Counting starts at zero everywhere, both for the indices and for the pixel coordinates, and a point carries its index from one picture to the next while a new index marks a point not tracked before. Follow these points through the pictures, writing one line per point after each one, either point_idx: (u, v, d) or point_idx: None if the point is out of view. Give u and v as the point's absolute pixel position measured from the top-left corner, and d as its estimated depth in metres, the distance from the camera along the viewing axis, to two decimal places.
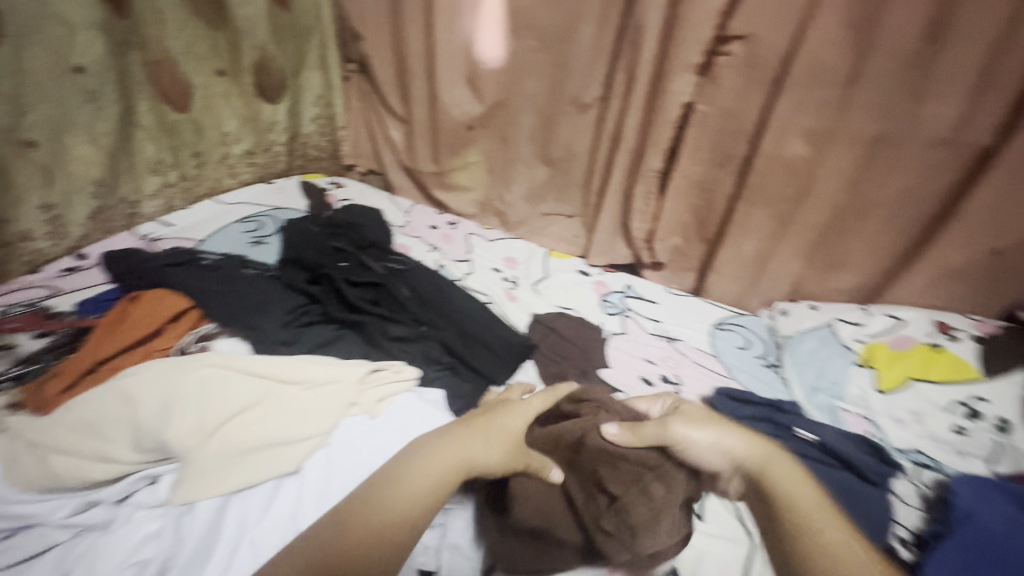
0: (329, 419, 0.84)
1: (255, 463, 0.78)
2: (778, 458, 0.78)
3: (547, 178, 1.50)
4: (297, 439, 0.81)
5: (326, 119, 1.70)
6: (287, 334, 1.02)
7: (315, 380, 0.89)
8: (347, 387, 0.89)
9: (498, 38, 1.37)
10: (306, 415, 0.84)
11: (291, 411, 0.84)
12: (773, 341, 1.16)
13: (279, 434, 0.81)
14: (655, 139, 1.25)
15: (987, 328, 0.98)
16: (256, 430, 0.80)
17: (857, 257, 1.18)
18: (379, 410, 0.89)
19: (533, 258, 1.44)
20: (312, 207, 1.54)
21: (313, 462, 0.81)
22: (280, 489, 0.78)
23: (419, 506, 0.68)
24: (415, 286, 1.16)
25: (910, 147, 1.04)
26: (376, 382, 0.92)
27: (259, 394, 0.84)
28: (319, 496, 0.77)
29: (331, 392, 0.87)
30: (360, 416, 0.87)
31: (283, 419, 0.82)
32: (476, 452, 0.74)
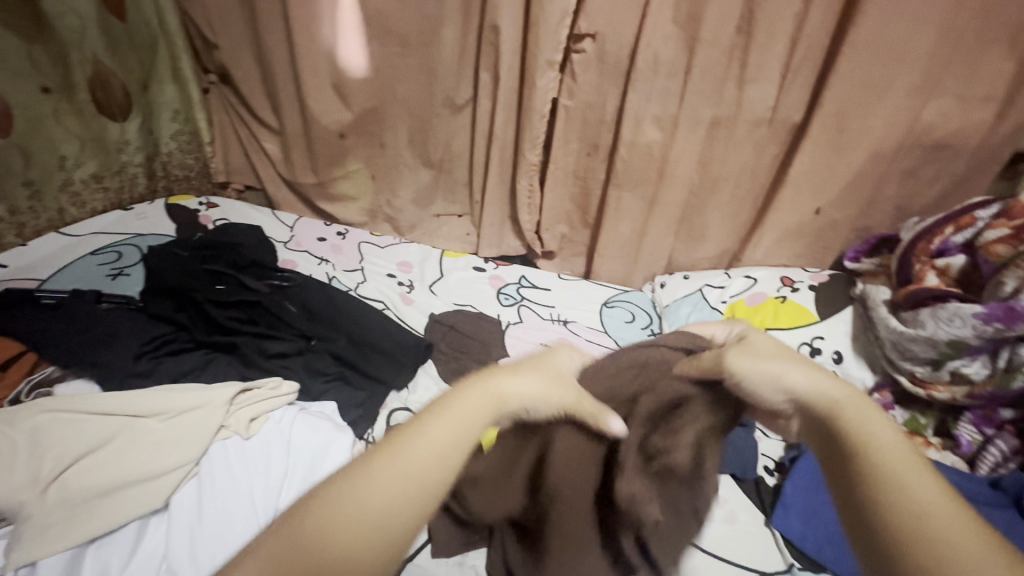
0: (198, 446, 0.76)
1: (113, 505, 0.70)
2: (862, 399, 0.47)
3: (431, 179, 1.41)
4: (160, 473, 0.73)
5: (188, 135, 1.52)
6: (142, 366, 0.87)
7: (176, 408, 0.79)
8: (212, 410, 0.80)
9: (354, 43, 1.23)
10: (167, 446, 0.75)
11: (149, 444, 0.75)
12: (655, 312, 1.28)
13: (139, 470, 0.72)
14: (527, 134, 1.21)
15: (821, 278, 1.19)
16: (107, 472, 0.71)
17: (718, 229, 1.28)
18: (252, 430, 0.82)
19: (427, 260, 1.38)
20: (182, 229, 1.38)
21: (182, 495, 0.73)
22: (146, 530, 0.70)
23: (458, 466, 0.44)
24: (305, 301, 1.04)
25: (740, 128, 1.12)
26: (247, 402, 0.84)
27: (110, 430, 0.75)
28: (192, 531, 0.70)
29: (195, 417, 0.79)
30: (231, 439, 0.80)
31: (138, 455, 0.73)
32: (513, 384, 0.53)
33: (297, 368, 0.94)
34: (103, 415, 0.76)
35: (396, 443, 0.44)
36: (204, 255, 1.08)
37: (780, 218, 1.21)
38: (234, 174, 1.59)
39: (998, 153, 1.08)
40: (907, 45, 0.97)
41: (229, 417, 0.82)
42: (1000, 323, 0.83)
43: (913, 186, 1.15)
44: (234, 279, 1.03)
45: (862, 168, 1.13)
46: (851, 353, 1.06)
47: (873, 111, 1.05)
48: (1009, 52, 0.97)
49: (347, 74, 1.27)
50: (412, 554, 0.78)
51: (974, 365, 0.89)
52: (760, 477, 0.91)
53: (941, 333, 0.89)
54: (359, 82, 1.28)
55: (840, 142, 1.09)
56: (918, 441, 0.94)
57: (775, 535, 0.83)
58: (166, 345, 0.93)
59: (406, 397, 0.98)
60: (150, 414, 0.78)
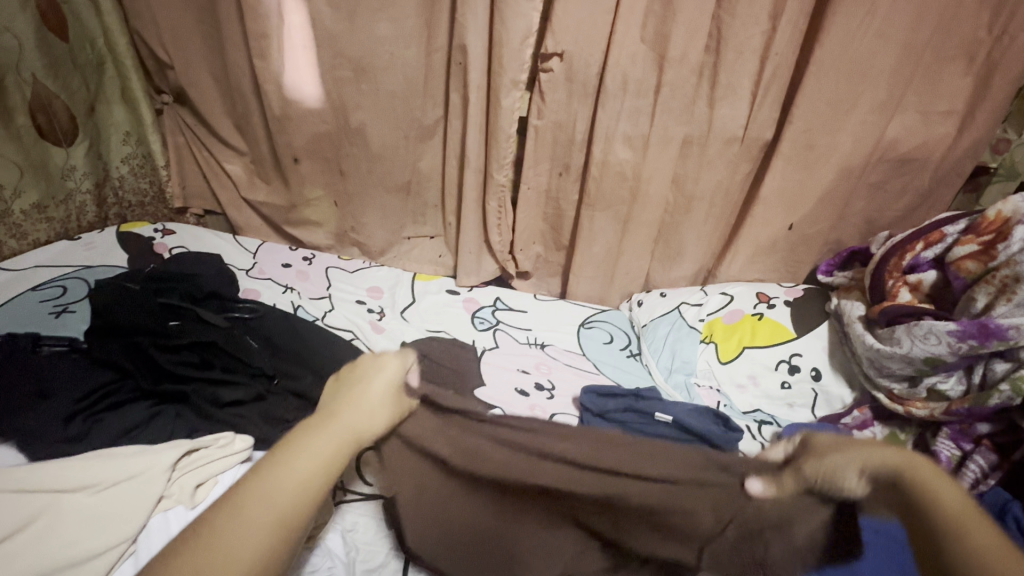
0: (132, 522, 0.68)
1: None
2: (920, 461, 0.61)
3: (399, 202, 1.36)
4: (90, 556, 0.64)
5: (141, 159, 1.44)
6: (75, 429, 0.79)
7: (109, 477, 0.71)
8: (149, 479, 0.71)
9: (309, 62, 1.17)
10: (98, 525, 0.67)
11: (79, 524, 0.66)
12: (633, 331, 1.26)
13: (66, 556, 0.64)
14: (497, 156, 1.17)
15: (796, 293, 1.18)
16: (25, 560, 0.63)
17: (694, 246, 1.27)
18: (198, 498, 0.73)
19: (399, 285, 1.33)
20: (135, 260, 1.30)
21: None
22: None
23: (313, 493, 0.55)
24: (266, 335, 0.99)
25: (712, 146, 1.11)
26: (191, 467, 0.75)
27: (30, 512, 0.66)
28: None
29: (129, 489, 0.70)
30: (173, 510, 0.72)
31: (65, 537, 0.65)
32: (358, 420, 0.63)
33: (255, 415, 0.87)
34: (23, 493, 0.67)
35: (258, 487, 0.52)
36: (156, 288, 1.00)
37: (755, 234, 1.21)
38: (192, 198, 1.51)
39: (960, 167, 1.10)
40: (871, 63, 0.98)
41: (171, 485, 0.73)
42: (975, 340, 0.83)
43: (882, 200, 1.16)
44: (192, 313, 0.96)
45: (832, 184, 1.12)
46: (830, 370, 1.06)
47: (842, 128, 1.05)
48: (965, 70, 0.99)
49: (306, 94, 1.22)
50: None
51: (950, 381, 0.89)
52: None
53: (917, 350, 0.88)
54: (319, 103, 1.23)
55: (811, 157, 1.09)
56: None
57: None
58: (107, 397, 0.85)
59: None
60: (79, 486, 0.69)
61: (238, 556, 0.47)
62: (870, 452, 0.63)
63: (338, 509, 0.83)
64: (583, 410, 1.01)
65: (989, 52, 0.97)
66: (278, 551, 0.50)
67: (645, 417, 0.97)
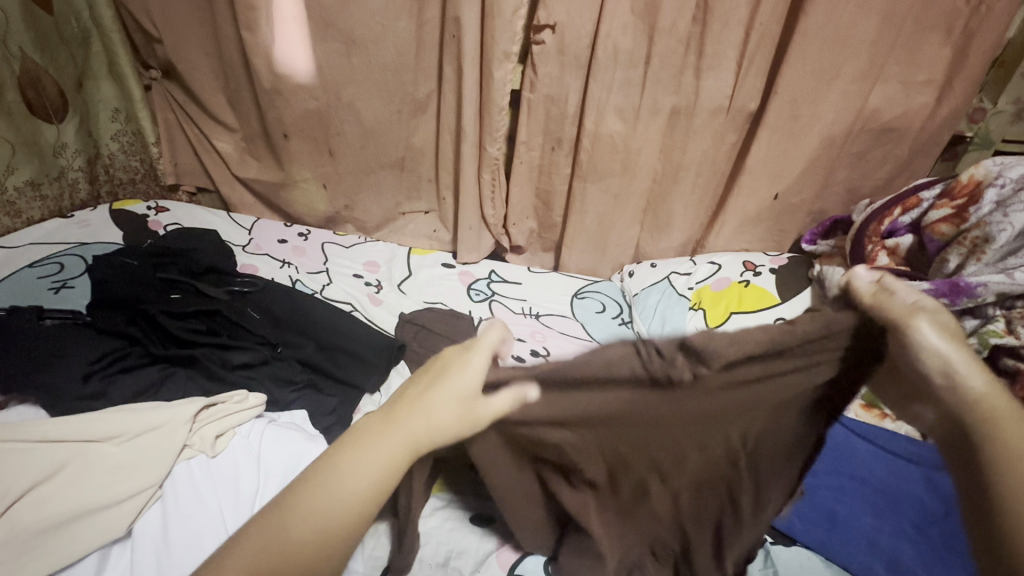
0: (160, 468, 0.70)
1: (72, 536, 0.63)
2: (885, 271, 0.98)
3: (393, 177, 1.38)
4: (121, 498, 0.67)
5: (132, 135, 1.43)
6: (91, 387, 0.81)
7: (134, 429, 0.73)
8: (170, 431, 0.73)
9: (302, 37, 1.17)
10: (128, 472, 0.69)
11: (107, 471, 0.69)
12: (624, 301, 1.30)
13: (97, 499, 0.66)
14: (491, 129, 1.19)
15: (780, 261, 1.22)
16: (59, 505, 0.65)
17: (681, 215, 1.30)
18: (218, 448, 0.75)
19: (395, 259, 1.35)
20: (131, 237, 1.30)
21: (146, 522, 0.67)
22: (107, 562, 0.64)
23: (378, 490, 0.52)
24: (267, 306, 1.01)
25: (699, 116, 1.13)
26: (211, 419, 0.77)
27: (58, 459, 0.68)
28: (161, 557, 0.64)
29: (155, 439, 0.73)
30: (196, 459, 0.74)
31: (98, 481, 0.68)
32: (423, 426, 0.55)
33: (262, 377, 0.91)
34: (48, 445, 0.69)
35: (347, 460, 0.52)
36: (156, 264, 1.02)
37: (739, 202, 1.24)
38: (184, 175, 1.50)
39: (939, 136, 1.14)
40: (852, 33, 1.01)
41: (193, 435, 0.76)
42: (947, 298, 0.86)
43: (863, 169, 1.19)
44: (193, 288, 0.99)
45: (814, 152, 1.16)
46: None
47: (824, 98, 1.08)
48: (943, 41, 1.02)
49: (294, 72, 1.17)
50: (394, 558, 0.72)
51: None
52: None
53: None
54: (309, 78, 1.22)
55: (794, 127, 1.12)
56: None
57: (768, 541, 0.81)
58: (118, 361, 0.87)
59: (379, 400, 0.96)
60: (107, 436, 0.72)
61: (315, 527, 0.49)
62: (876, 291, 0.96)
63: None
64: None
65: (965, 25, 1.00)
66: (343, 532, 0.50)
67: None
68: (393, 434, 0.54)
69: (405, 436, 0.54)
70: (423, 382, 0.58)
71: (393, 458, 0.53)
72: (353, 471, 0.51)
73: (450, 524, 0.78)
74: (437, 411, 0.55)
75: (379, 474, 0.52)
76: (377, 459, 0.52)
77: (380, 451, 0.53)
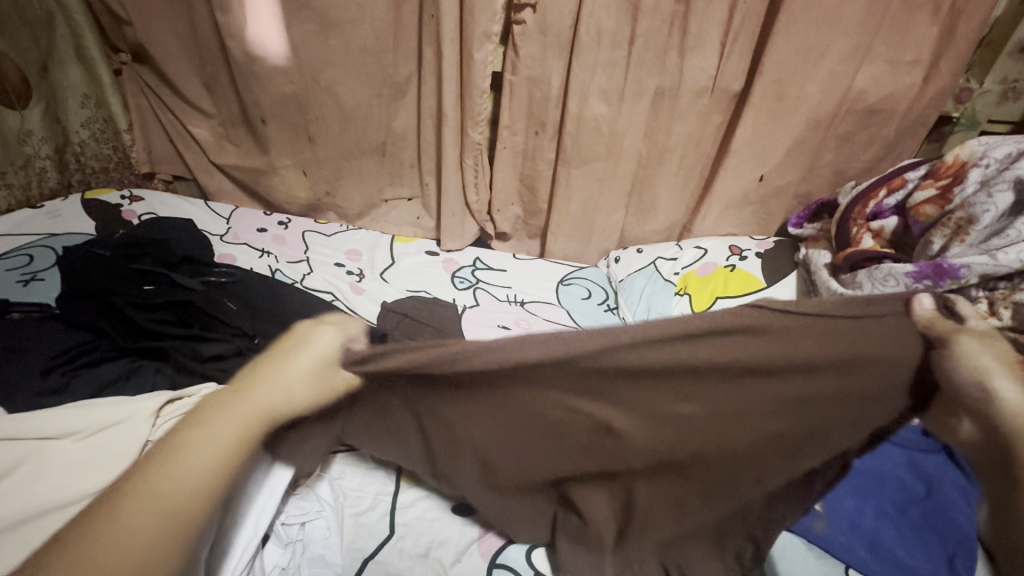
0: (121, 464, 0.67)
1: (24, 536, 0.60)
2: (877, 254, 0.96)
3: (374, 164, 1.35)
4: (80, 496, 0.64)
5: (103, 122, 1.39)
6: (53, 382, 0.79)
7: (97, 424, 0.71)
8: (133, 426, 0.71)
9: (275, 18, 1.13)
10: (87, 469, 0.66)
11: (66, 467, 0.66)
12: (610, 287, 1.29)
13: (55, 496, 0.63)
14: (472, 113, 1.16)
15: (767, 245, 1.21)
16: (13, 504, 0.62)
17: (667, 199, 1.28)
18: None
19: (378, 247, 1.33)
20: (104, 227, 1.26)
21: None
22: None
23: (211, 472, 0.53)
24: (244, 296, 0.99)
25: (683, 98, 1.11)
26: (176, 413, 0.76)
27: (15, 457, 0.66)
28: None
29: (116, 433, 0.70)
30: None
31: (56, 479, 0.65)
32: (270, 399, 0.60)
33: (236, 368, 0.88)
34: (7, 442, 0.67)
35: (180, 449, 0.52)
36: (129, 253, 0.99)
37: (725, 185, 1.23)
38: (159, 163, 1.47)
39: (925, 117, 1.12)
40: (839, 11, 0.99)
41: (157, 431, 0.73)
42: (929, 281, 0.87)
43: (850, 152, 1.18)
44: (166, 277, 0.97)
45: (801, 134, 1.14)
46: None
47: (810, 78, 1.06)
48: (931, 19, 1.00)
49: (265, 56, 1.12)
50: (373, 551, 0.73)
51: None
52: None
53: (876, 292, 0.92)
54: (284, 61, 1.19)
55: (779, 109, 1.11)
56: None
57: None
58: (84, 356, 0.85)
59: None
60: (68, 433, 0.70)
61: (160, 509, 0.49)
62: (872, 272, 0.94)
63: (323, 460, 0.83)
64: None
65: (953, 3, 0.98)
66: (192, 510, 0.51)
67: None
68: (244, 408, 0.58)
69: (255, 407, 0.58)
70: (271, 363, 0.62)
71: (240, 432, 0.57)
72: (202, 450, 0.53)
73: (431, 515, 0.78)
74: (290, 379, 0.62)
75: (225, 450, 0.55)
76: (227, 434, 0.56)
77: (225, 426, 0.56)
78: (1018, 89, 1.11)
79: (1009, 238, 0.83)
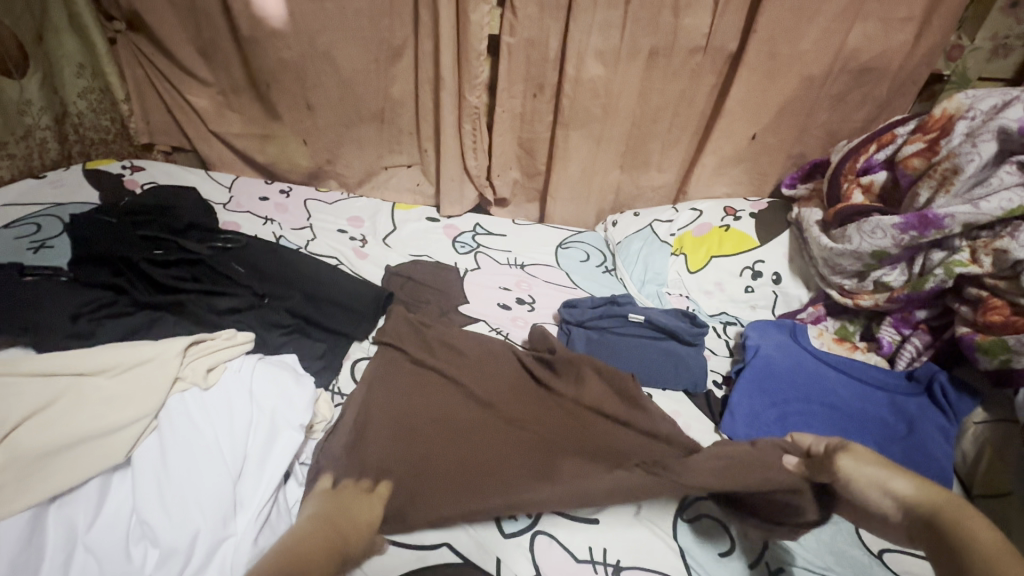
0: (152, 399, 0.70)
1: (70, 463, 0.64)
2: (863, 209, 1.00)
3: (373, 131, 1.36)
4: (115, 428, 0.67)
5: (100, 93, 1.39)
6: (80, 326, 0.82)
7: (124, 363, 0.73)
8: (159, 365, 0.73)
9: None
10: (120, 403, 0.69)
11: (99, 401, 0.69)
12: (608, 250, 1.31)
13: (92, 427, 0.66)
14: (470, 76, 1.17)
15: (760, 206, 1.22)
16: (56, 433, 0.65)
17: (662, 161, 1.30)
18: (211, 380, 0.76)
19: (379, 214, 1.35)
20: (108, 196, 1.28)
21: (145, 450, 0.68)
22: (110, 488, 0.66)
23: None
24: (254, 258, 1.02)
25: (677, 57, 1.13)
26: (200, 353, 0.78)
27: (51, 392, 0.69)
28: (162, 483, 0.65)
29: (146, 371, 0.73)
30: (189, 391, 0.74)
31: (93, 413, 0.68)
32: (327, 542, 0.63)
33: (251, 322, 0.92)
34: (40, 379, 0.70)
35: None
36: (135, 221, 1.02)
37: (720, 146, 1.24)
38: (157, 135, 1.47)
39: (916, 75, 1.14)
40: None
41: (184, 368, 0.76)
42: (915, 231, 0.90)
43: (843, 111, 1.19)
44: (175, 244, 0.99)
45: (793, 94, 1.16)
46: (789, 274, 1.13)
47: (804, 35, 1.08)
48: None
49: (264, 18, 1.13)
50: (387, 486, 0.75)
51: (894, 273, 0.97)
52: (710, 390, 0.99)
53: (865, 245, 0.96)
54: (281, 26, 1.19)
55: (772, 68, 1.12)
56: (847, 346, 1.03)
57: (724, 439, 0.90)
58: (106, 308, 0.87)
59: (369, 347, 1.00)
60: (96, 371, 0.72)
61: None
62: (858, 227, 0.97)
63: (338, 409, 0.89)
64: (563, 322, 1.06)
65: None
66: None
67: (620, 319, 1.05)
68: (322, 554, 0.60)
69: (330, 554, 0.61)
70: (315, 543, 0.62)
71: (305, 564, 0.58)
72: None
73: None
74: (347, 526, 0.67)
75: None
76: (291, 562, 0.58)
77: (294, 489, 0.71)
78: (1008, 45, 1.12)
79: (992, 186, 0.87)
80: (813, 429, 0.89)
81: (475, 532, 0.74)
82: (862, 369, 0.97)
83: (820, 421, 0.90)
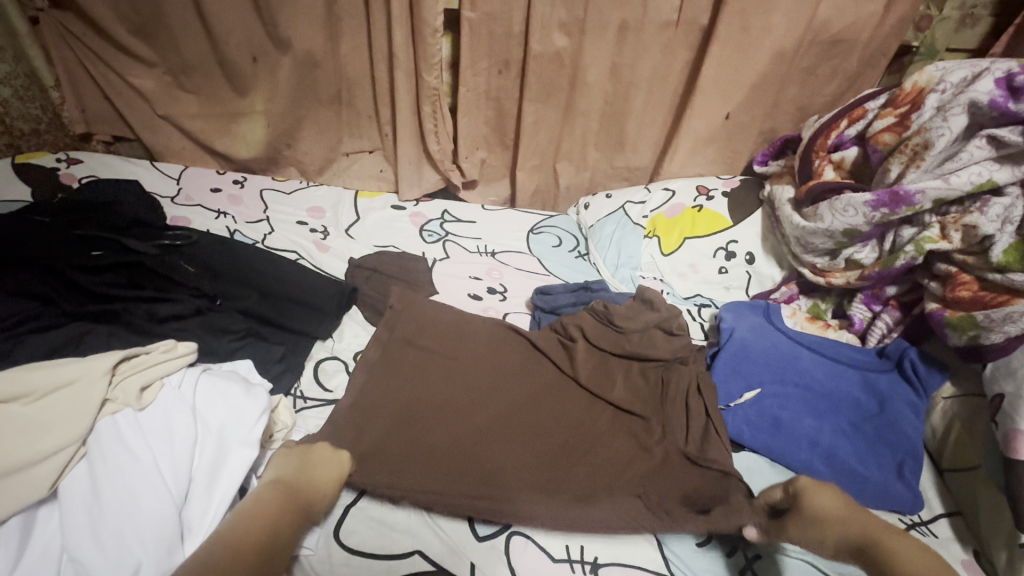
0: (79, 425, 0.64)
1: None
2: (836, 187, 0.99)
3: (330, 114, 1.28)
4: (37, 459, 0.61)
5: (25, 78, 1.27)
6: None
7: (48, 385, 0.67)
8: (88, 386, 0.67)
9: None
10: (43, 430, 0.63)
11: (16, 432, 0.63)
12: (581, 235, 1.28)
13: (9, 459, 0.60)
14: (427, 55, 1.11)
15: (733, 184, 1.21)
16: None
17: (636, 140, 1.26)
18: (146, 401, 0.70)
19: (340, 203, 1.29)
20: (40, 192, 1.17)
21: (73, 481, 0.63)
22: (34, 526, 0.60)
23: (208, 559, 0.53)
24: (203, 258, 0.96)
25: (647, 31, 1.08)
26: (134, 371, 0.72)
27: None
28: (93, 518, 0.60)
29: (68, 395, 0.66)
30: (121, 413, 0.68)
31: (10, 442, 0.61)
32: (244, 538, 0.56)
33: (196, 329, 0.86)
34: None
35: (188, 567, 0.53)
36: (69, 220, 0.93)
37: (695, 125, 1.20)
38: (96, 123, 1.35)
39: (886, 47, 1.11)
40: None
41: (115, 389, 0.70)
42: (886, 209, 0.89)
43: (814, 85, 1.17)
44: (114, 243, 0.90)
45: (766, 67, 1.12)
46: (762, 253, 1.12)
47: (776, 8, 1.04)
48: None
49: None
50: (355, 498, 0.73)
51: (865, 251, 0.97)
52: None
53: (838, 223, 0.95)
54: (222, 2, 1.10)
55: (745, 41, 1.08)
56: (820, 324, 1.02)
57: None
58: (32, 323, 0.80)
59: (332, 346, 0.96)
60: (15, 396, 0.65)
61: None
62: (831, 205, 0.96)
63: (300, 415, 0.84)
64: (536, 309, 1.05)
65: None
66: None
67: None
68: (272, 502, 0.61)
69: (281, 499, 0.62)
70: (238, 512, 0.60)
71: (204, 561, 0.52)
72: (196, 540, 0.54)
73: None
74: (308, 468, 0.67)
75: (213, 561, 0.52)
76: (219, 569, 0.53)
77: None
78: (976, 15, 1.12)
79: (962, 160, 0.86)
80: (789, 410, 0.89)
81: (446, 535, 0.71)
82: (834, 348, 0.97)
83: (795, 402, 0.90)
